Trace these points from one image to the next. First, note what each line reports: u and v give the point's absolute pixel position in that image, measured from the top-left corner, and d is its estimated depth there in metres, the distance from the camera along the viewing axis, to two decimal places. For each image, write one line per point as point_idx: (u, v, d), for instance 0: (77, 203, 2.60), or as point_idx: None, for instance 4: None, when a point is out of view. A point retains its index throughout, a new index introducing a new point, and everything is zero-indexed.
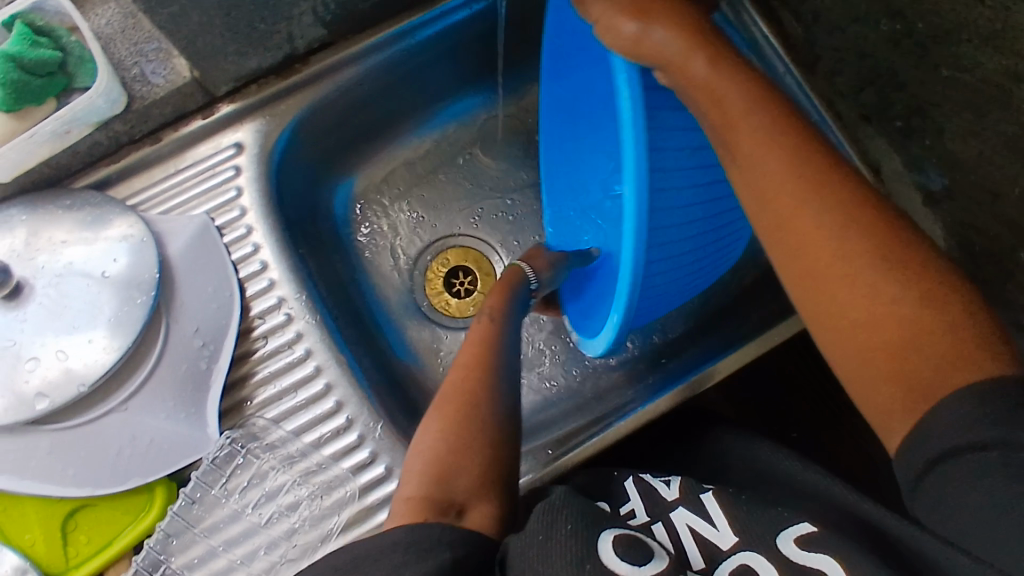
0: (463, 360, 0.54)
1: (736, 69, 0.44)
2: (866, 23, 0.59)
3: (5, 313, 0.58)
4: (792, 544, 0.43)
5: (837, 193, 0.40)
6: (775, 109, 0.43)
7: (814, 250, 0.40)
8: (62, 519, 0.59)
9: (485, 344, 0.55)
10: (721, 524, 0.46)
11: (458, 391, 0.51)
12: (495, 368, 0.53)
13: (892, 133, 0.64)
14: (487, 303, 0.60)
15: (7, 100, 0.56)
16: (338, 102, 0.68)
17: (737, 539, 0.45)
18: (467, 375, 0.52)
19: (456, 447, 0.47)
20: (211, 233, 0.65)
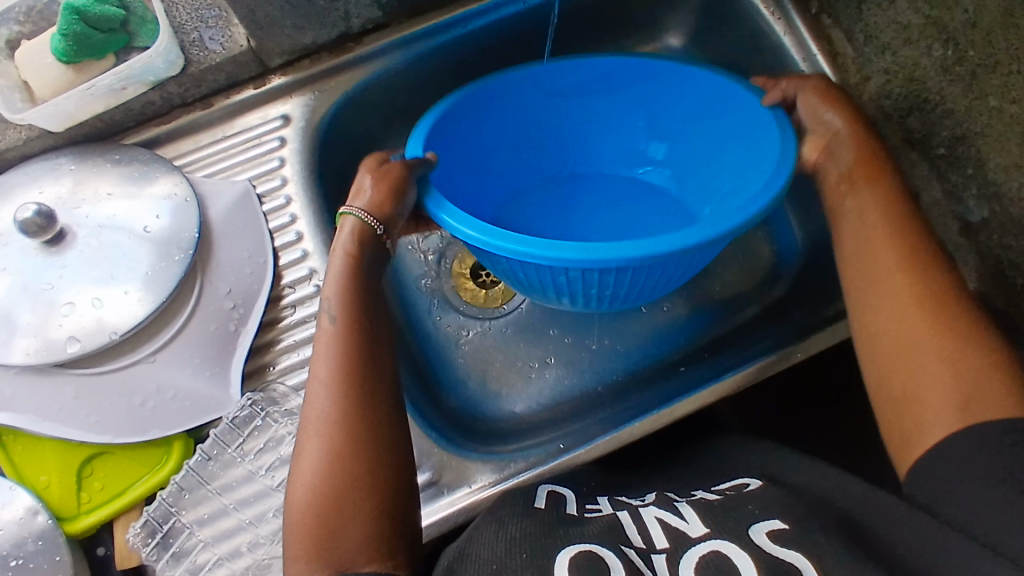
0: (323, 363, 0.50)
1: (883, 169, 0.56)
2: (919, 48, 0.60)
3: (46, 258, 0.59)
4: (763, 537, 0.41)
5: (933, 297, 0.48)
6: (901, 223, 0.53)
7: (892, 329, 0.49)
8: (79, 465, 0.60)
9: (350, 341, 0.51)
10: (692, 517, 0.45)
11: (327, 413, 0.47)
12: (374, 380, 0.49)
13: (933, 160, 0.64)
14: (329, 294, 0.53)
15: (67, 51, 0.58)
16: (387, 82, 0.69)
17: (708, 528, 0.43)
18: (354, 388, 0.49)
19: (340, 484, 0.45)
20: (252, 199, 0.66)
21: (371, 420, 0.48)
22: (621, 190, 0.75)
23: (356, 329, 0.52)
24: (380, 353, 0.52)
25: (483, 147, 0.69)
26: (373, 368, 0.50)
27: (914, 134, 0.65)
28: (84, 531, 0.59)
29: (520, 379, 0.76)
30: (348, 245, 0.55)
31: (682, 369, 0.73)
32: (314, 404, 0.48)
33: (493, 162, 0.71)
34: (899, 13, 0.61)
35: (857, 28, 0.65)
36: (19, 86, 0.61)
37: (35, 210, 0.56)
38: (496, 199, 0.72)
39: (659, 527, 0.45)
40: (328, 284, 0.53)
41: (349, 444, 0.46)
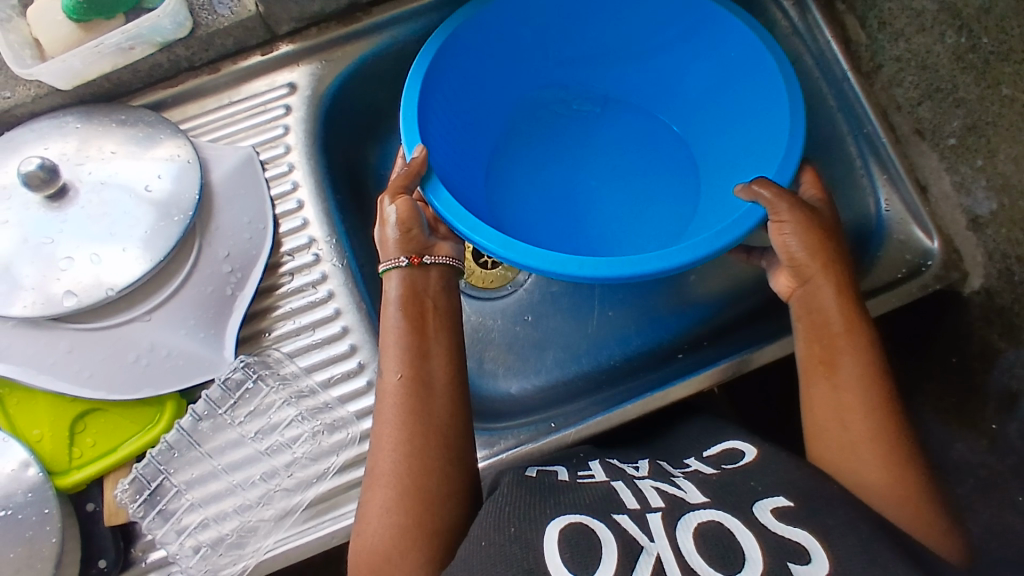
0: (384, 420, 0.54)
1: (832, 264, 0.57)
2: (932, 35, 0.59)
3: (49, 213, 0.59)
4: (766, 513, 0.46)
5: (879, 391, 0.53)
6: (852, 316, 0.56)
7: (850, 427, 0.52)
8: (72, 420, 0.60)
9: (406, 393, 0.54)
10: (691, 489, 0.50)
11: (389, 463, 0.52)
12: (425, 427, 0.53)
13: (944, 151, 0.63)
14: (391, 346, 0.56)
15: (77, 9, 0.59)
16: (395, 54, 0.70)
17: (708, 499, 0.48)
18: (411, 439, 0.53)
19: (395, 525, 0.50)
20: (255, 166, 0.67)
21: (426, 476, 0.52)
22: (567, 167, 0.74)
23: (416, 381, 0.54)
24: (440, 401, 0.54)
25: (563, 32, 0.71)
26: (434, 422, 0.54)
27: (925, 123, 0.63)
28: (74, 487, 0.59)
29: (518, 359, 0.76)
30: (397, 294, 0.58)
31: (679, 356, 0.73)
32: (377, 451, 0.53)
33: (559, 50, 0.72)
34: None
35: (871, 15, 0.64)
36: (30, 43, 0.61)
37: (38, 163, 0.57)
38: (546, 97, 0.76)
39: (656, 493, 0.49)
40: (385, 344, 0.56)
41: (405, 502, 0.51)
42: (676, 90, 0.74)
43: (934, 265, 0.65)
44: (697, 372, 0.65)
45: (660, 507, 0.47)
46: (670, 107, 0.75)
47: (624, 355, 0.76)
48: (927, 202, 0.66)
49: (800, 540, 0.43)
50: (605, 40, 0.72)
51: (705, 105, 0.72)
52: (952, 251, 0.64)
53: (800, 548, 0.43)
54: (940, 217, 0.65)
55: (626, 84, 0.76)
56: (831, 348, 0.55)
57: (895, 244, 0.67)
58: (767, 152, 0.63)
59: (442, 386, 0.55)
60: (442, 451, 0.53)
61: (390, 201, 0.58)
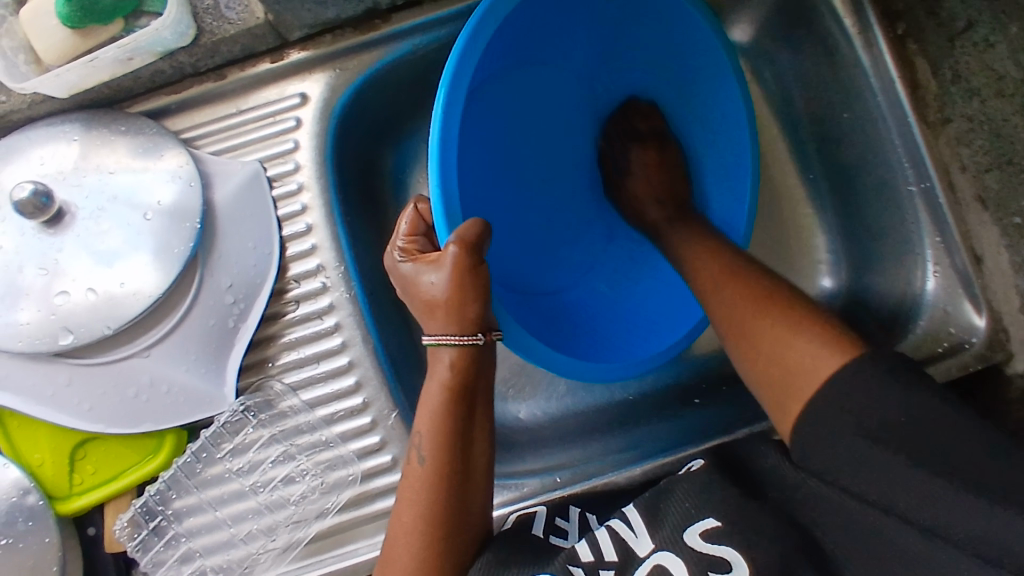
0: (409, 508, 0.48)
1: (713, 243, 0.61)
2: (1011, 103, 0.54)
3: (44, 239, 0.56)
4: (696, 538, 0.46)
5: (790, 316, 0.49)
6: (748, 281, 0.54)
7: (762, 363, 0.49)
8: (72, 448, 0.60)
9: (439, 488, 0.48)
10: (639, 529, 0.49)
11: (409, 563, 0.48)
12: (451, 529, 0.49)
13: (1008, 228, 0.57)
14: (428, 425, 0.49)
15: (72, 18, 0.54)
16: (412, 62, 0.64)
17: (653, 544, 0.47)
18: (435, 541, 0.48)
19: None
20: (262, 184, 0.63)
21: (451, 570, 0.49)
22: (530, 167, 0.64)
23: (450, 475, 0.48)
24: (468, 498, 0.50)
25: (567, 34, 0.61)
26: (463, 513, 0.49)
27: (991, 194, 0.58)
28: (76, 512, 0.59)
29: (531, 389, 0.73)
30: (449, 361, 0.48)
31: (695, 401, 0.70)
32: (396, 543, 0.48)
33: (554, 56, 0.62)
34: (996, 60, 0.54)
35: (946, 64, 0.57)
36: (23, 48, 0.57)
37: (31, 190, 0.53)
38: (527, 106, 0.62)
39: (606, 533, 0.50)
40: (421, 418, 0.49)
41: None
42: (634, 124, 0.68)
43: (978, 343, 0.60)
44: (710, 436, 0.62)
45: (613, 562, 0.47)
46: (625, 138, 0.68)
47: (637, 389, 0.73)
48: (980, 274, 0.60)
49: (724, 556, 0.44)
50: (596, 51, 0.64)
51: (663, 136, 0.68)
52: (1000, 330, 0.60)
53: (724, 561, 0.44)
54: (992, 293, 0.60)
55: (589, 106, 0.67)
56: (753, 330, 0.50)
57: (936, 312, 0.62)
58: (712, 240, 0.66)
59: (474, 483, 0.50)
60: (464, 543, 0.50)
61: (458, 266, 0.46)
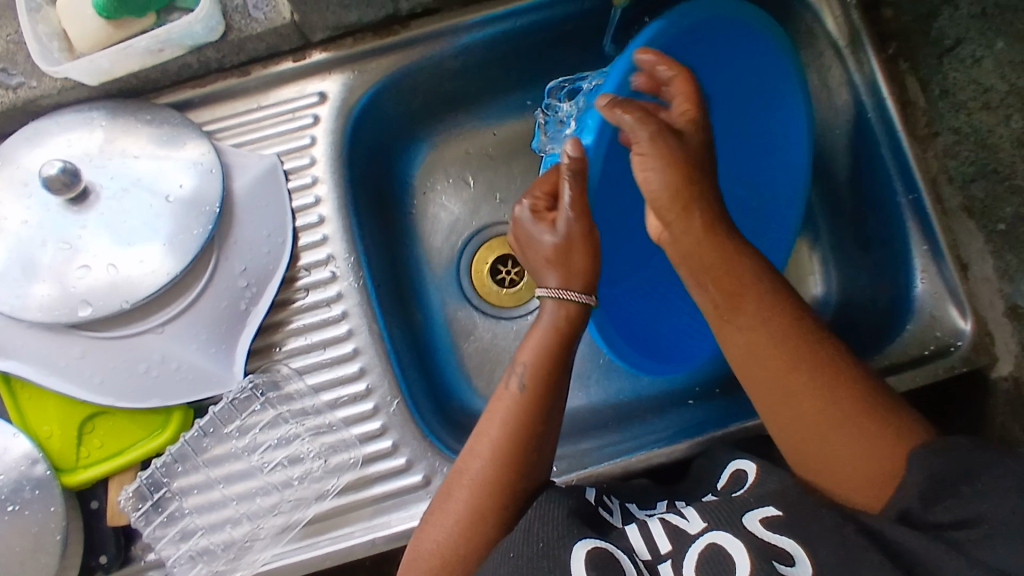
0: (496, 425, 0.54)
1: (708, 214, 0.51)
2: (998, 115, 0.57)
3: (68, 216, 0.59)
4: (756, 523, 0.48)
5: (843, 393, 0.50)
6: (767, 310, 0.51)
7: (789, 417, 0.51)
8: (81, 421, 0.61)
9: (523, 413, 0.54)
10: (691, 516, 0.51)
11: (485, 472, 0.53)
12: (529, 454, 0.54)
13: (991, 235, 0.60)
14: (524, 358, 0.56)
15: (108, 8, 0.57)
16: (428, 69, 0.68)
17: (705, 523, 0.50)
18: (509, 458, 0.53)
19: (462, 526, 0.52)
20: (278, 177, 0.65)
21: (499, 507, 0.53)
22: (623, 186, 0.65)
23: (531, 403, 0.54)
24: (544, 436, 0.55)
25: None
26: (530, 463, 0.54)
27: (976, 202, 0.60)
28: (80, 485, 0.60)
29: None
30: (549, 322, 0.56)
31: (689, 403, 0.72)
32: (473, 457, 0.54)
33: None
34: (983, 74, 0.57)
35: (934, 80, 0.61)
36: (57, 35, 0.60)
37: (60, 168, 0.56)
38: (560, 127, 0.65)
39: (659, 524, 0.52)
40: (525, 348, 0.56)
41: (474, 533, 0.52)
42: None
43: (963, 346, 0.62)
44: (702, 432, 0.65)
45: (668, 553, 0.49)
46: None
47: (632, 392, 0.75)
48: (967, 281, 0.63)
49: (783, 544, 0.46)
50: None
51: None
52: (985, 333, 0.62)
53: (785, 551, 0.46)
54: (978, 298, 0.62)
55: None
56: (770, 380, 0.51)
57: (925, 318, 0.64)
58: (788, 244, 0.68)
59: (552, 424, 0.55)
60: (535, 471, 0.54)
61: (569, 218, 0.53)
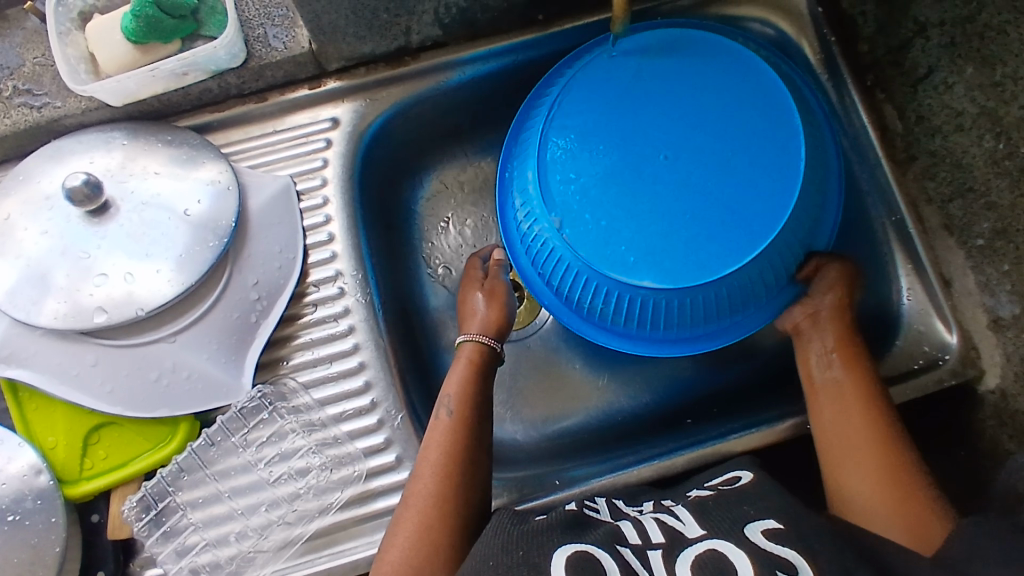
0: (436, 449, 0.58)
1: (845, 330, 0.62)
2: (969, 136, 0.60)
3: (88, 227, 0.60)
4: (758, 533, 0.47)
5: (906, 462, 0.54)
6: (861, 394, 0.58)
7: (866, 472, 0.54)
8: (87, 431, 0.61)
9: (457, 434, 0.59)
10: (689, 520, 0.51)
11: (432, 490, 0.56)
12: (472, 471, 0.58)
13: (971, 250, 0.63)
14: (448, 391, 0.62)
15: (137, 32, 0.61)
16: (438, 98, 0.71)
17: (704, 531, 0.49)
18: (452, 474, 0.57)
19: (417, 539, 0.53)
20: (291, 197, 0.68)
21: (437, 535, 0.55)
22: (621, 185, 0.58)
23: (463, 425, 0.60)
24: (478, 453, 0.59)
25: (663, 109, 0.59)
26: (469, 490, 0.57)
27: (955, 220, 0.64)
28: (82, 497, 0.60)
29: (542, 412, 0.76)
30: (469, 355, 0.64)
31: (687, 422, 0.73)
32: (420, 482, 0.57)
33: (667, 140, 0.58)
34: (955, 99, 0.60)
35: (910, 107, 0.65)
36: (85, 58, 0.64)
37: (83, 179, 0.58)
38: (752, 240, 0.56)
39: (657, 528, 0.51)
40: (450, 385, 0.62)
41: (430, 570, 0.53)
42: (618, 211, 0.57)
43: (951, 359, 0.66)
44: (705, 443, 0.67)
45: (661, 544, 0.49)
46: (621, 237, 0.57)
47: (631, 411, 0.76)
48: (950, 297, 0.66)
49: (788, 556, 0.44)
50: (587, 94, 0.60)
51: (568, 202, 0.58)
52: (971, 347, 0.65)
53: (788, 563, 0.44)
54: (962, 314, 0.65)
55: (642, 204, 0.57)
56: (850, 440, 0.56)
57: (912, 332, 0.68)
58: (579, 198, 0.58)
59: (483, 445, 0.60)
60: (475, 485, 0.57)
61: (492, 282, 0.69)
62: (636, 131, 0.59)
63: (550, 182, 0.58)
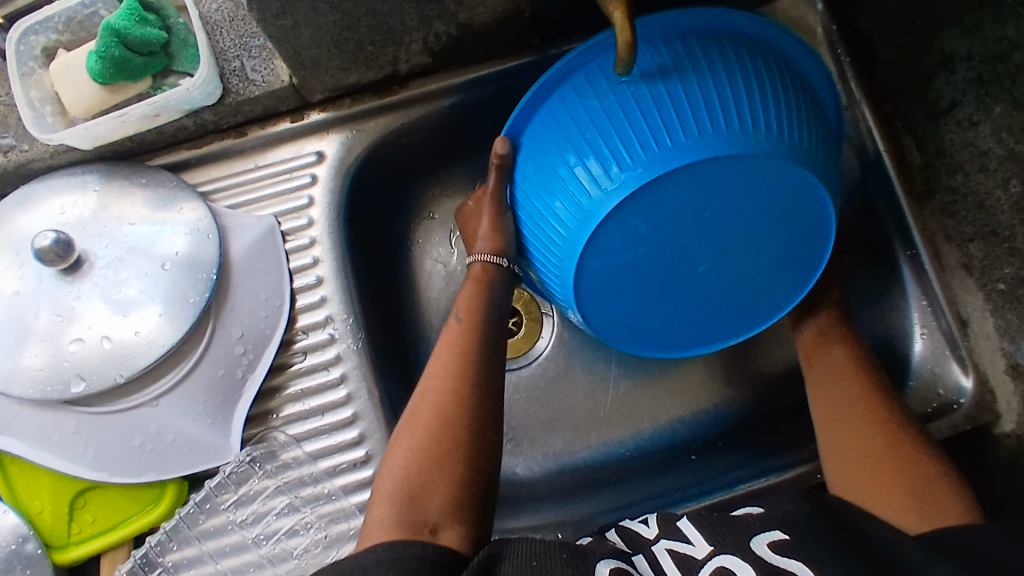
0: (447, 357, 0.55)
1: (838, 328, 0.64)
2: (994, 178, 0.56)
3: (60, 286, 0.57)
4: (764, 547, 0.45)
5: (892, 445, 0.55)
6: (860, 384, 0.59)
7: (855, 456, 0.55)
8: (72, 495, 0.60)
9: (467, 341, 0.56)
10: (697, 540, 0.48)
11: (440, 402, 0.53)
12: (477, 380, 0.54)
13: (992, 294, 0.60)
14: (462, 298, 0.58)
15: (103, 74, 0.57)
16: (428, 126, 0.67)
17: (713, 549, 0.47)
18: (460, 384, 0.54)
19: (422, 450, 0.51)
20: (276, 238, 0.64)
21: (460, 446, 0.51)
22: (659, 278, 0.52)
23: (475, 334, 0.56)
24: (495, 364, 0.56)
25: (715, 219, 0.49)
26: (481, 400, 0.54)
27: (975, 261, 0.61)
28: (72, 562, 0.60)
29: (544, 446, 0.73)
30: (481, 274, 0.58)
31: (693, 458, 0.72)
32: (429, 391, 0.54)
33: (711, 251, 0.51)
34: (979, 138, 0.56)
35: (930, 140, 0.61)
36: (50, 99, 0.59)
37: (53, 238, 0.54)
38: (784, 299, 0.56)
39: (669, 558, 0.48)
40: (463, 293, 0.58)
41: (450, 483, 0.50)
42: (660, 323, 0.55)
43: (965, 405, 0.64)
44: (693, 500, 0.68)
45: None
46: (671, 330, 0.56)
47: (636, 445, 0.73)
48: (965, 337, 0.64)
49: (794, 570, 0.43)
50: (631, 231, 0.48)
51: (600, 300, 0.52)
52: (986, 390, 0.63)
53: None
54: (978, 355, 0.63)
55: (676, 301, 0.54)
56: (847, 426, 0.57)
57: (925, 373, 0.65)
58: (614, 290, 0.52)
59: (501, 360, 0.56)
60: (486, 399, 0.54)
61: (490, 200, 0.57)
62: (692, 229, 0.49)
63: (591, 316, 0.53)
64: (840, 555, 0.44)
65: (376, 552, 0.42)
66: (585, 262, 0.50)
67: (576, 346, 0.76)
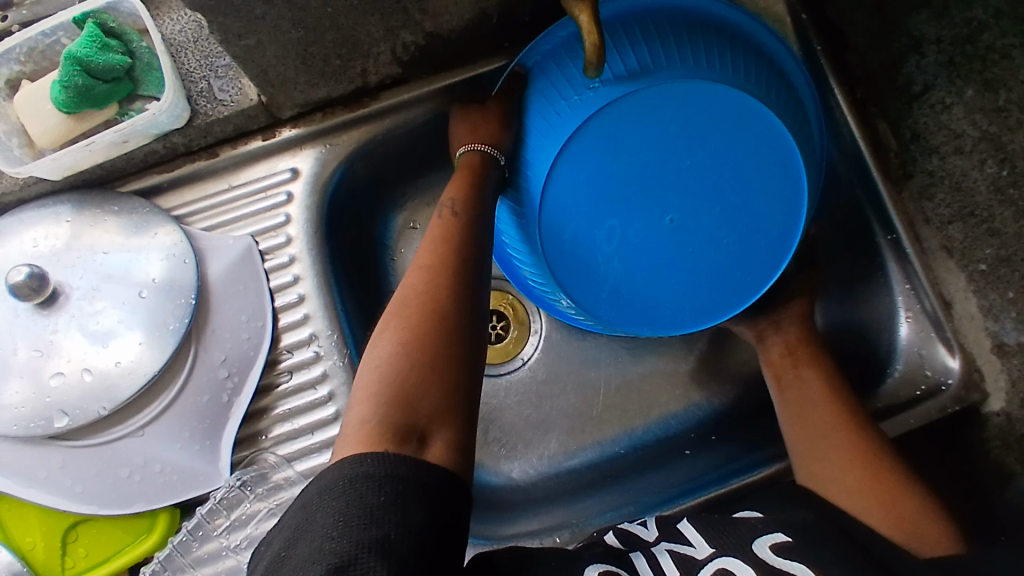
0: (428, 252, 0.49)
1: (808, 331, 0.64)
2: (971, 159, 0.57)
3: (37, 320, 0.56)
4: (766, 549, 0.45)
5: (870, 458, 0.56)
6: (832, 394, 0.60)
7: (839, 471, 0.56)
8: (64, 530, 0.59)
9: (449, 233, 0.50)
10: (698, 541, 0.48)
11: (418, 294, 0.47)
12: (461, 272, 0.48)
13: (973, 275, 0.60)
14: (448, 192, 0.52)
15: (68, 103, 0.56)
16: (402, 136, 0.66)
17: (714, 549, 0.47)
18: (444, 276, 0.47)
19: (404, 342, 0.44)
20: (254, 258, 0.63)
21: (453, 344, 0.44)
22: (627, 227, 0.52)
23: (457, 229, 0.50)
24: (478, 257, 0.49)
25: (677, 159, 0.51)
26: (466, 290, 0.47)
27: (955, 243, 0.61)
28: None
29: (536, 449, 0.73)
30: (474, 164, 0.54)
31: (687, 454, 0.71)
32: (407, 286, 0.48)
33: (677, 197, 0.52)
34: (953, 120, 0.57)
35: (905, 124, 0.61)
36: (17, 131, 0.59)
37: (27, 272, 0.54)
38: (763, 263, 0.55)
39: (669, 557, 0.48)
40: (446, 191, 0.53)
41: (445, 384, 0.43)
42: (633, 286, 0.54)
43: (953, 386, 0.63)
44: (692, 496, 0.66)
45: None
46: (647, 299, 0.55)
47: (630, 443, 0.73)
48: (950, 319, 0.63)
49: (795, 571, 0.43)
50: (593, 164, 0.50)
51: (567, 249, 0.53)
52: (974, 371, 0.62)
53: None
54: (964, 337, 0.63)
55: (647, 259, 0.53)
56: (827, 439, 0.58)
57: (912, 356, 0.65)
58: (583, 236, 0.52)
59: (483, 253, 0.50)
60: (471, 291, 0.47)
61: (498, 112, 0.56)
62: (655, 169, 0.51)
63: (560, 270, 0.53)
64: (831, 551, 0.44)
65: (358, 464, 0.38)
66: (550, 197, 0.51)
67: (564, 348, 0.76)
